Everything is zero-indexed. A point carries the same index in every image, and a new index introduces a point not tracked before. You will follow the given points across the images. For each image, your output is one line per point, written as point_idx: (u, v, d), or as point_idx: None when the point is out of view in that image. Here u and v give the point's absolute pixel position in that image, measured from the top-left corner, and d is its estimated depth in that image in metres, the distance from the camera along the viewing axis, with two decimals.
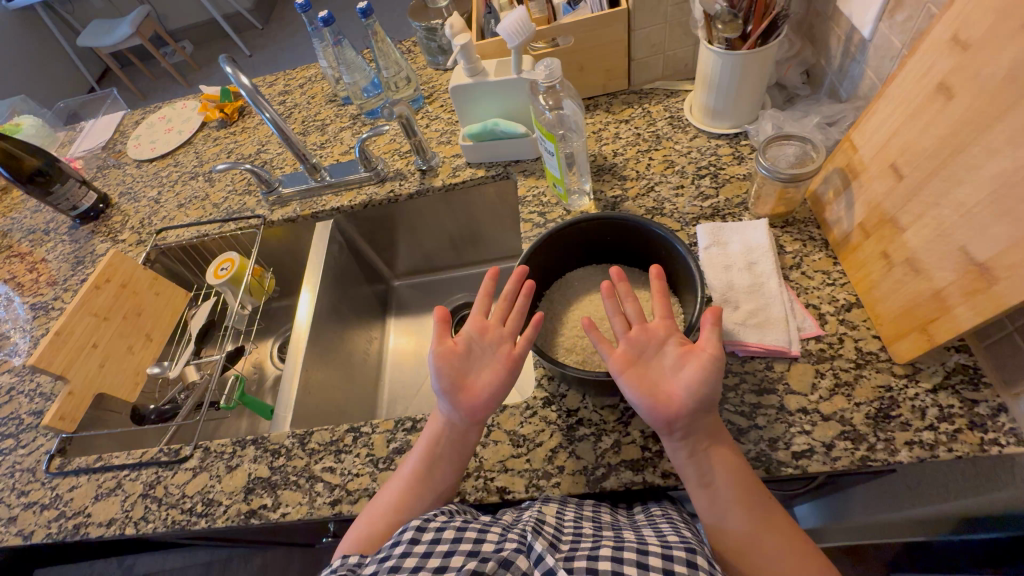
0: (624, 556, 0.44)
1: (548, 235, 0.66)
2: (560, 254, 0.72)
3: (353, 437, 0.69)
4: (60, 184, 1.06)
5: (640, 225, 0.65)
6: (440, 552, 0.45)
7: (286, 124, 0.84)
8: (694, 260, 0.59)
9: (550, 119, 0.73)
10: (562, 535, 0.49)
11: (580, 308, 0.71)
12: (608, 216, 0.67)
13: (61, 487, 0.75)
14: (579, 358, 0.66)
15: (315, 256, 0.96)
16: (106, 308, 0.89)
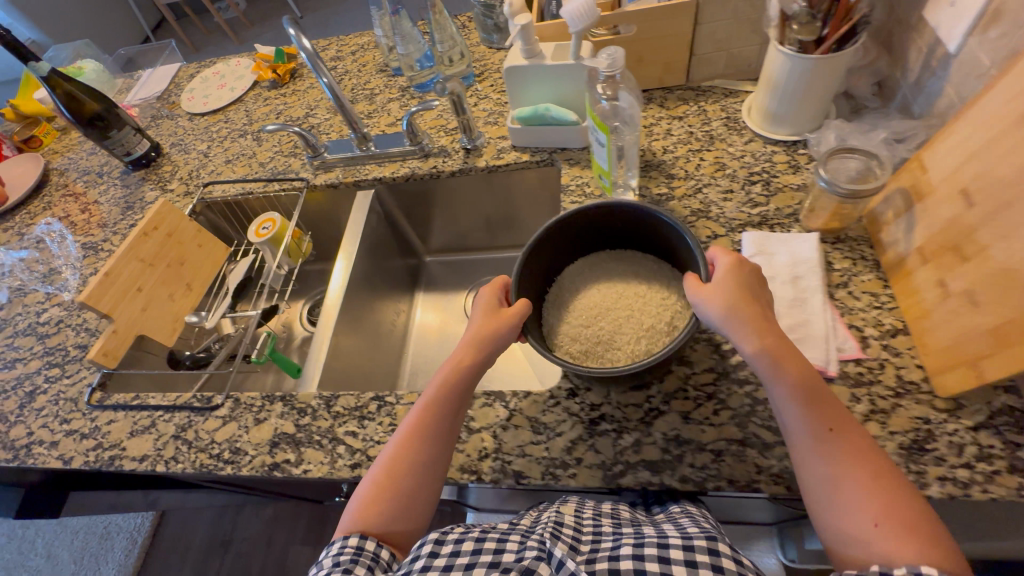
0: (645, 553, 0.46)
1: (556, 221, 0.65)
2: (571, 241, 0.71)
3: (377, 405, 0.70)
4: (117, 131, 1.09)
5: (653, 215, 0.63)
6: (461, 565, 0.47)
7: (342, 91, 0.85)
8: (702, 255, 0.58)
9: (604, 109, 0.71)
10: (580, 535, 0.51)
11: (586, 297, 0.71)
12: (611, 203, 0.65)
13: (100, 419, 0.80)
14: (580, 349, 0.66)
15: (355, 223, 0.97)
16: (151, 255, 0.92)
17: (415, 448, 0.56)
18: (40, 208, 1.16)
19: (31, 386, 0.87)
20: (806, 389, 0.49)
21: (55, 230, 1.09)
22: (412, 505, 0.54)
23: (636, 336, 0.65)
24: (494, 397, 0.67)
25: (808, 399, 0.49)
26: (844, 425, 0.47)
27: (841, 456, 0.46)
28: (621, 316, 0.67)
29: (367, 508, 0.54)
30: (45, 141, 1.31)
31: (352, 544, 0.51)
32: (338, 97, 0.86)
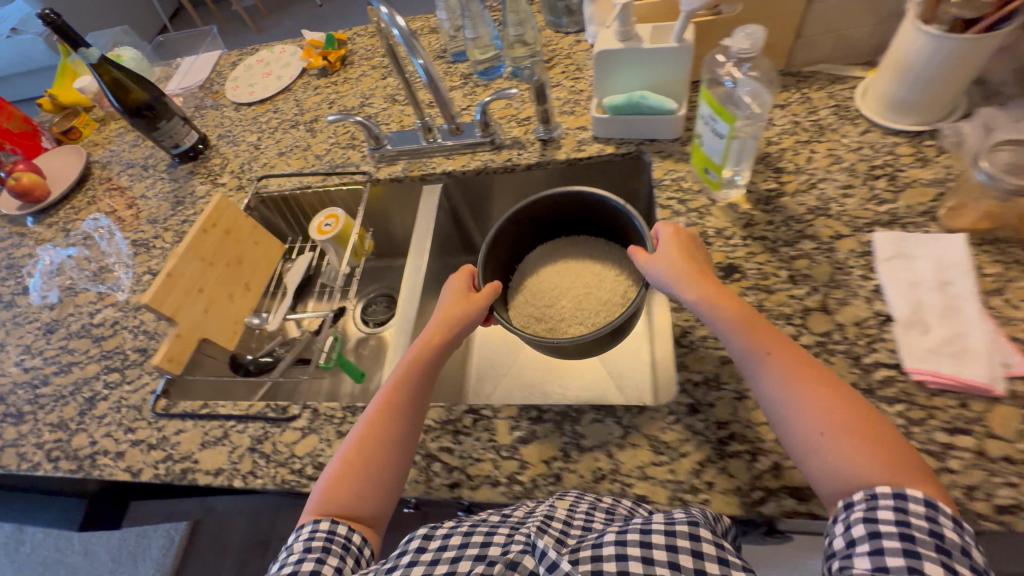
0: (629, 538, 0.42)
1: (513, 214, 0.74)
2: (529, 229, 0.80)
3: (472, 419, 0.65)
4: (166, 122, 1.03)
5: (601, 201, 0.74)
6: (447, 558, 0.43)
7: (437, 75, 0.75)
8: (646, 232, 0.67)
9: (731, 92, 0.65)
10: (571, 528, 0.47)
11: (550, 279, 0.81)
12: (576, 196, 0.76)
13: (168, 429, 0.75)
14: (548, 325, 0.76)
15: (422, 223, 0.93)
16: (211, 253, 0.87)
17: (380, 419, 0.59)
18: (85, 202, 1.12)
19: (90, 392, 0.82)
20: (757, 339, 0.52)
21: (103, 226, 1.05)
22: (383, 472, 0.56)
23: (596, 311, 0.76)
24: (605, 412, 0.61)
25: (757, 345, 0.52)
26: (786, 360, 0.50)
27: (793, 389, 0.48)
28: (583, 296, 0.79)
29: (334, 485, 0.55)
30: (85, 132, 1.27)
31: (323, 528, 0.52)
32: (435, 81, 0.76)
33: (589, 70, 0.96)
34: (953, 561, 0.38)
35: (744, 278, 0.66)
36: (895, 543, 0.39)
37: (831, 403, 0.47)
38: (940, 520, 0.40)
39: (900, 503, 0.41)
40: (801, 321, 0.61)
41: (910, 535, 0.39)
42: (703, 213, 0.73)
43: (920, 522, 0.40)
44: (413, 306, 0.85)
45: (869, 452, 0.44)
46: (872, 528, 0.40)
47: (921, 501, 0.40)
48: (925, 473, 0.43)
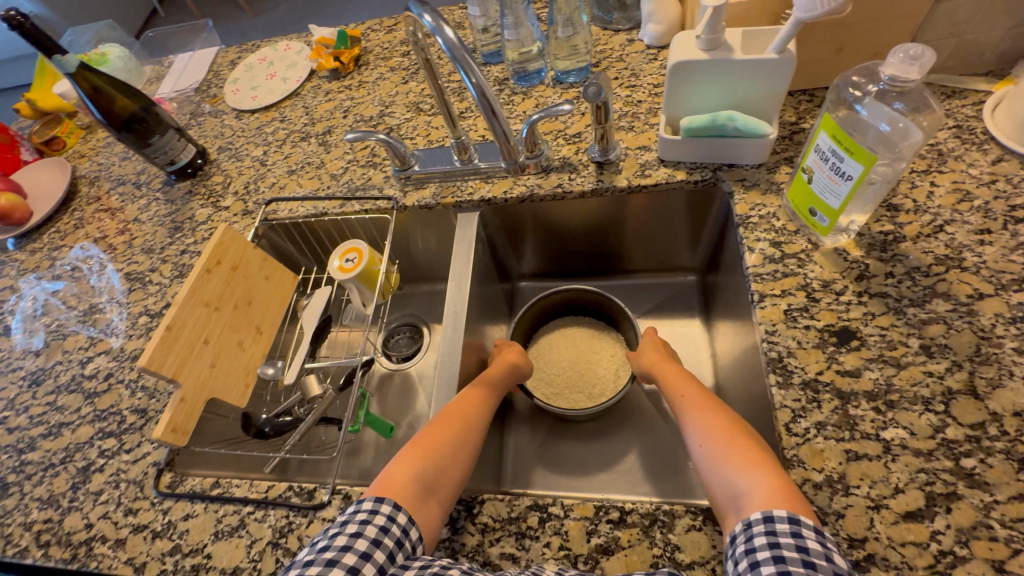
0: None
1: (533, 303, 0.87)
2: (543, 314, 0.90)
3: (538, 517, 0.54)
4: (159, 136, 0.90)
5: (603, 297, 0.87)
6: None
7: (493, 97, 0.62)
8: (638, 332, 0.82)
9: (862, 121, 0.52)
10: None
11: (558, 352, 0.88)
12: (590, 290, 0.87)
13: (174, 513, 0.65)
14: (549, 393, 0.83)
15: (459, 257, 0.80)
16: (217, 296, 0.76)
17: (464, 415, 0.61)
18: (71, 226, 0.99)
19: (83, 461, 0.72)
20: (693, 390, 0.59)
21: (92, 256, 0.93)
22: (462, 453, 0.57)
23: (593, 386, 0.83)
24: (703, 518, 0.51)
25: (682, 391, 0.60)
26: (700, 398, 0.57)
27: (696, 419, 0.55)
28: (588, 367, 0.85)
29: (413, 463, 0.54)
30: (69, 142, 1.13)
31: (387, 511, 0.49)
32: (491, 108, 0.62)
33: (647, 76, 0.83)
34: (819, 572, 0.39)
35: (864, 347, 0.55)
36: (771, 568, 0.40)
37: (721, 426, 0.52)
38: (804, 533, 0.41)
39: (769, 525, 0.42)
40: (943, 407, 0.50)
41: (780, 555, 0.40)
42: (803, 259, 0.61)
43: (788, 540, 0.41)
44: (454, 368, 0.72)
45: (745, 466, 0.47)
46: (752, 558, 0.41)
47: (787, 519, 0.42)
48: (798, 496, 0.45)
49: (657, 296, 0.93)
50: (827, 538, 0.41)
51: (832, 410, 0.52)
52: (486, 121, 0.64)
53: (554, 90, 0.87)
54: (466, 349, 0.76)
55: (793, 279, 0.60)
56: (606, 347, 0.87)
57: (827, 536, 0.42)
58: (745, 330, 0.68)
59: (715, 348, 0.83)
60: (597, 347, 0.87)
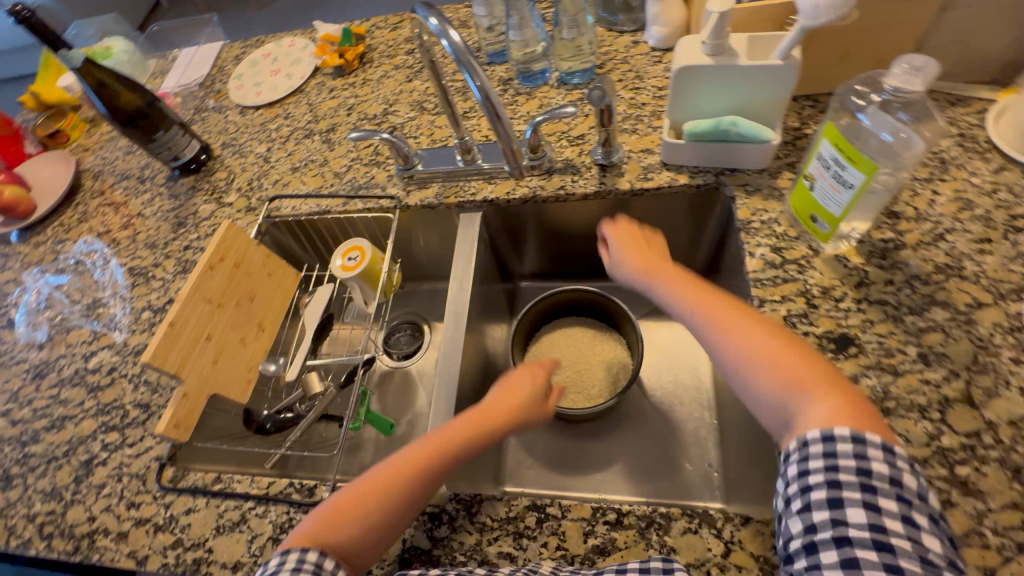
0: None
1: (536, 303, 0.88)
2: (545, 313, 0.91)
3: (536, 518, 0.55)
4: (164, 132, 0.90)
5: (605, 298, 0.87)
6: None
7: (498, 102, 0.62)
8: (639, 334, 0.82)
9: (864, 129, 0.52)
10: None
11: (559, 351, 0.88)
12: (594, 291, 0.87)
13: (176, 507, 0.65)
14: (547, 391, 0.84)
15: (462, 257, 0.81)
16: (219, 293, 0.76)
17: (420, 463, 0.51)
18: (75, 219, 1.00)
19: (86, 454, 0.73)
20: (706, 294, 0.55)
21: (96, 251, 0.93)
22: (391, 510, 0.49)
23: (592, 387, 0.84)
24: (699, 521, 0.51)
25: (696, 303, 0.54)
26: (721, 310, 0.52)
27: (723, 336, 0.50)
28: (589, 367, 0.86)
29: (332, 512, 0.48)
30: (73, 135, 1.14)
31: (313, 561, 0.45)
32: (497, 114, 0.62)
33: (651, 78, 0.83)
34: (879, 498, 0.38)
35: (863, 354, 0.55)
36: (822, 497, 0.39)
37: (754, 334, 0.48)
38: (868, 454, 0.39)
39: (828, 445, 0.40)
40: (939, 415, 0.51)
41: (836, 480, 0.39)
42: (803, 265, 0.62)
43: (848, 463, 0.39)
44: (455, 367, 0.73)
45: (797, 389, 0.44)
46: (804, 483, 0.40)
47: (850, 438, 0.40)
48: (863, 409, 0.42)
49: None
50: (896, 456, 0.39)
51: None
52: (492, 127, 0.64)
53: (558, 91, 0.87)
54: (467, 349, 0.77)
55: (793, 285, 0.61)
56: (608, 349, 0.87)
57: (895, 451, 0.40)
58: None
59: None
60: (599, 349, 0.87)
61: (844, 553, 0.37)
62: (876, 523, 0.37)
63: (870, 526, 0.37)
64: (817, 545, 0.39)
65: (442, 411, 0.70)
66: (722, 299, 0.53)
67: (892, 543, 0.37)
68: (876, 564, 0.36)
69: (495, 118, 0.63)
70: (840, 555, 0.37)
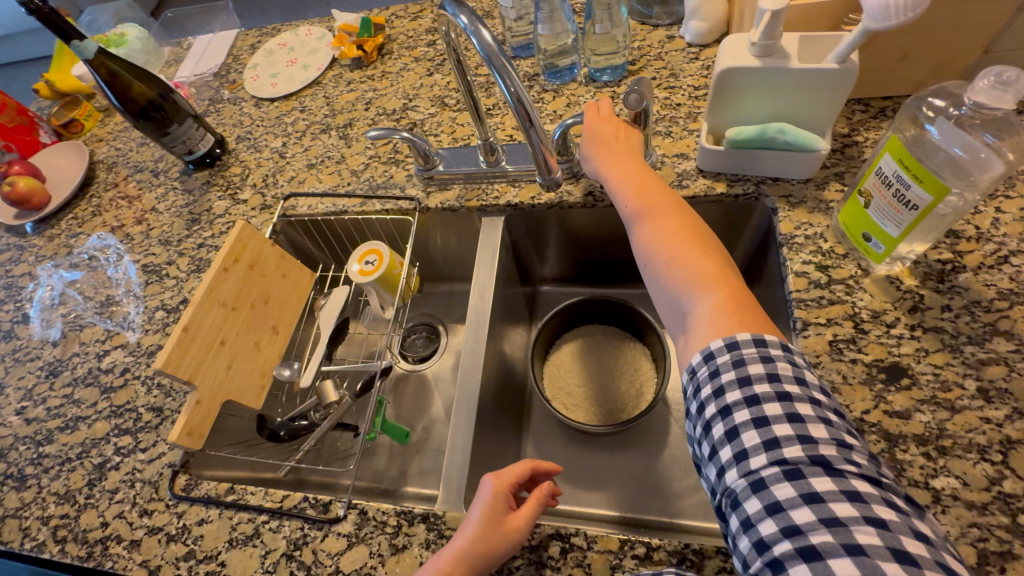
0: None
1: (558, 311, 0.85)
2: (567, 321, 0.88)
3: (560, 548, 0.53)
4: (178, 125, 0.87)
5: (630, 307, 0.84)
6: None
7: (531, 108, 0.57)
8: (667, 347, 0.78)
9: (932, 143, 0.48)
10: None
11: (582, 361, 0.85)
12: (618, 300, 0.84)
13: (189, 517, 0.64)
14: (568, 403, 0.81)
15: (483, 263, 0.78)
16: (234, 296, 0.74)
17: None
18: (89, 213, 0.98)
19: (99, 457, 0.71)
20: (647, 195, 0.57)
21: (109, 246, 0.92)
22: None
23: (613, 401, 0.81)
24: (735, 560, 0.49)
25: (642, 203, 0.57)
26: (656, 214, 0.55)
27: (647, 231, 0.54)
28: (612, 380, 0.83)
29: None
30: (87, 125, 1.12)
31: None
32: (530, 120, 0.58)
33: (687, 77, 0.78)
34: (763, 401, 0.40)
35: (916, 387, 0.51)
36: (718, 421, 0.42)
37: (672, 237, 0.52)
38: (745, 358, 0.42)
39: (710, 362, 0.44)
40: (1001, 457, 0.47)
41: (724, 403, 0.42)
42: (851, 286, 0.58)
43: (730, 374, 0.42)
44: (476, 381, 0.70)
45: (692, 286, 0.48)
46: (717, 385, 0.42)
47: (725, 349, 0.43)
48: (749, 315, 0.46)
49: None
50: (767, 348, 0.42)
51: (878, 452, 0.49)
52: (524, 135, 0.59)
53: (587, 88, 0.83)
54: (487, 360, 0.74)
55: (840, 308, 0.57)
56: (633, 360, 0.84)
57: (767, 344, 0.43)
58: None
59: None
60: (624, 360, 0.84)
61: (750, 476, 0.39)
62: (764, 433, 0.39)
63: (763, 443, 0.39)
64: (726, 474, 0.40)
65: (461, 427, 0.67)
66: (659, 202, 0.56)
67: (780, 448, 0.38)
68: (777, 473, 0.37)
69: (529, 126, 0.58)
70: (749, 478, 0.38)
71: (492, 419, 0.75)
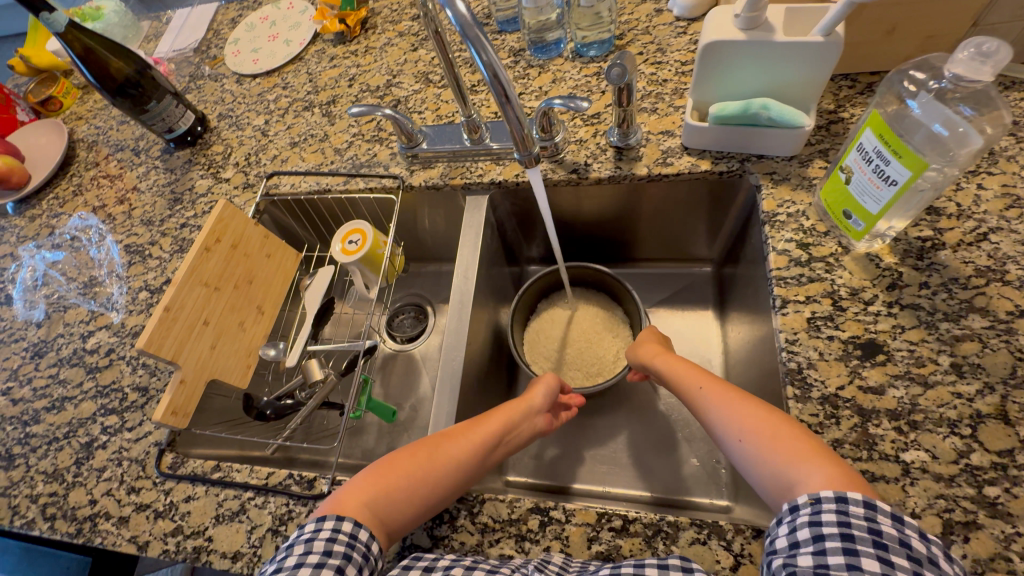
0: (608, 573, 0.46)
1: (540, 278, 0.85)
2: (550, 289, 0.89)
3: (539, 521, 0.54)
4: (156, 103, 0.85)
5: (611, 278, 0.84)
6: None
7: (511, 85, 0.53)
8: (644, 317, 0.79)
9: (912, 118, 0.47)
10: None
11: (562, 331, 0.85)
12: (600, 269, 0.84)
13: (176, 494, 0.65)
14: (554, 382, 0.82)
15: (467, 241, 0.77)
16: (217, 276, 0.74)
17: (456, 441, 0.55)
18: (70, 192, 0.97)
19: (86, 437, 0.72)
20: (712, 382, 0.56)
21: (91, 227, 0.91)
22: (428, 482, 0.52)
23: (591, 364, 0.81)
24: (708, 532, 0.50)
25: (710, 390, 0.55)
26: (723, 391, 0.53)
27: (726, 411, 0.51)
28: (590, 346, 0.83)
29: (380, 477, 0.51)
30: (66, 102, 1.09)
31: (347, 531, 0.47)
32: (507, 97, 0.53)
33: (675, 52, 0.77)
34: (891, 555, 0.37)
35: (891, 363, 0.52)
36: (836, 543, 0.38)
37: (754, 415, 0.49)
38: (879, 519, 0.38)
39: (842, 505, 0.39)
40: (970, 432, 0.48)
41: (849, 534, 0.38)
42: (831, 264, 0.58)
43: (860, 522, 0.38)
44: (457, 362, 0.70)
45: (794, 458, 0.44)
46: (846, 532, 0.38)
47: (861, 503, 0.39)
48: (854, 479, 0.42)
49: (670, 287, 0.90)
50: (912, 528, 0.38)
51: (850, 428, 0.50)
52: (501, 112, 0.54)
53: (573, 64, 0.81)
54: (471, 338, 0.74)
55: (819, 285, 0.57)
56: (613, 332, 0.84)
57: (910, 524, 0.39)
58: (764, 335, 0.66)
59: (730, 346, 0.81)
60: (604, 333, 0.84)
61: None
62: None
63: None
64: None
65: (444, 404, 0.68)
66: (723, 386, 0.54)
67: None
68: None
69: (506, 105, 0.53)
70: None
71: (478, 398, 0.76)
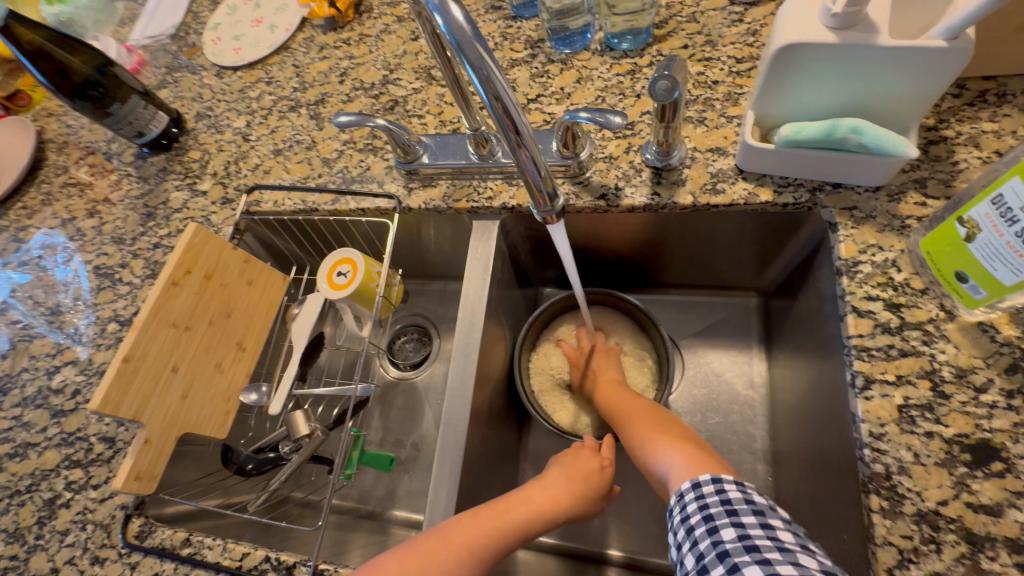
0: None
1: (553, 304, 0.74)
2: (565, 313, 0.78)
3: None
4: (121, 105, 0.74)
5: (636, 308, 0.73)
6: None
7: (524, 116, 0.40)
8: (672, 361, 0.68)
9: None
10: None
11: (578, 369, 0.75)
12: (623, 297, 0.73)
13: (142, 570, 0.57)
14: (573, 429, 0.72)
15: (474, 274, 0.66)
16: (187, 313, 0.63)
17: (456, 551, 0.48)
18: (38, 201, 0.87)
19: (49, 492, 0.64)
20: (619, 407, 0.62)
21: (58, 244, 0.82)
22: None
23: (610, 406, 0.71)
24: None
25: (618, 417, 0.62)
26: (627, 410, 0.61)
27: (624, 427, 0.59)
28: None
29: None
30: (35, 97, 0.99)
31: None
32: (517, 129, 0.40)
33: (727, 46, 0.63)
34: (741, 516, 0.40)
35: (1012, 476, 0.40)
36: (701, 527, 0.41)
37: (649, 423, 0.56)
38: (726, 487, 0.42)
39: (696, 489, 0.44)
40: None
41: (707, 513, 0.41)
42: (929, 333, 0.46)
43: (713, 498, 0.42)
44: (463, 423, 0.60)
45: (669, 449, 0.51)
46: (705, 513, 0.41)
47: (709, 480, 0.44)
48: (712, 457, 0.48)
49: (707, 319, 0.78)
50: (749, 491, 0.42)
51: (956, 559, 0.39)
52: (511, 152, 0.41)
53: (602, 59, 0.68)
54: (478, 389, 0.64)
55: (914, 361, 0.45)
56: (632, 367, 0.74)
57: (748, 487, 0.42)
58: (825, 404, 0.55)
59: (777, 396, 0.69)
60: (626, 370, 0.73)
61: (731, 570, 0.37)
62: (745, 538, 0.38)
63: (745, 547, 0.38)
64: (709, 573, 0.38)
65: (445, 475, 0.58)
66: (630, 408, 0.61)
67: (761, 549, 0.37)
68: (760, 574, 0.35)
69: (518, 145, 0.41)
70: (729, 571, 0.37)
71: (487, 455, 0.66)
